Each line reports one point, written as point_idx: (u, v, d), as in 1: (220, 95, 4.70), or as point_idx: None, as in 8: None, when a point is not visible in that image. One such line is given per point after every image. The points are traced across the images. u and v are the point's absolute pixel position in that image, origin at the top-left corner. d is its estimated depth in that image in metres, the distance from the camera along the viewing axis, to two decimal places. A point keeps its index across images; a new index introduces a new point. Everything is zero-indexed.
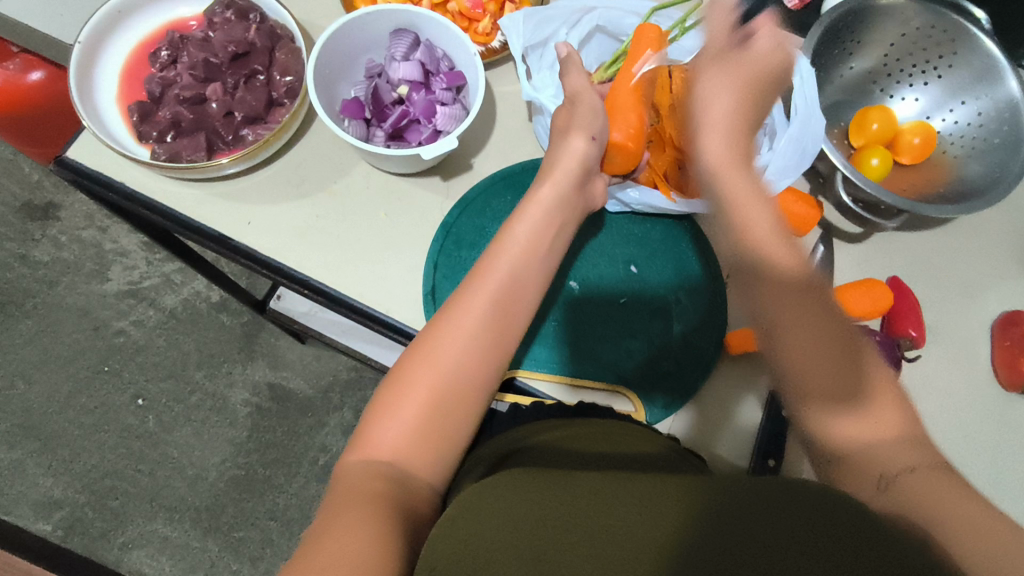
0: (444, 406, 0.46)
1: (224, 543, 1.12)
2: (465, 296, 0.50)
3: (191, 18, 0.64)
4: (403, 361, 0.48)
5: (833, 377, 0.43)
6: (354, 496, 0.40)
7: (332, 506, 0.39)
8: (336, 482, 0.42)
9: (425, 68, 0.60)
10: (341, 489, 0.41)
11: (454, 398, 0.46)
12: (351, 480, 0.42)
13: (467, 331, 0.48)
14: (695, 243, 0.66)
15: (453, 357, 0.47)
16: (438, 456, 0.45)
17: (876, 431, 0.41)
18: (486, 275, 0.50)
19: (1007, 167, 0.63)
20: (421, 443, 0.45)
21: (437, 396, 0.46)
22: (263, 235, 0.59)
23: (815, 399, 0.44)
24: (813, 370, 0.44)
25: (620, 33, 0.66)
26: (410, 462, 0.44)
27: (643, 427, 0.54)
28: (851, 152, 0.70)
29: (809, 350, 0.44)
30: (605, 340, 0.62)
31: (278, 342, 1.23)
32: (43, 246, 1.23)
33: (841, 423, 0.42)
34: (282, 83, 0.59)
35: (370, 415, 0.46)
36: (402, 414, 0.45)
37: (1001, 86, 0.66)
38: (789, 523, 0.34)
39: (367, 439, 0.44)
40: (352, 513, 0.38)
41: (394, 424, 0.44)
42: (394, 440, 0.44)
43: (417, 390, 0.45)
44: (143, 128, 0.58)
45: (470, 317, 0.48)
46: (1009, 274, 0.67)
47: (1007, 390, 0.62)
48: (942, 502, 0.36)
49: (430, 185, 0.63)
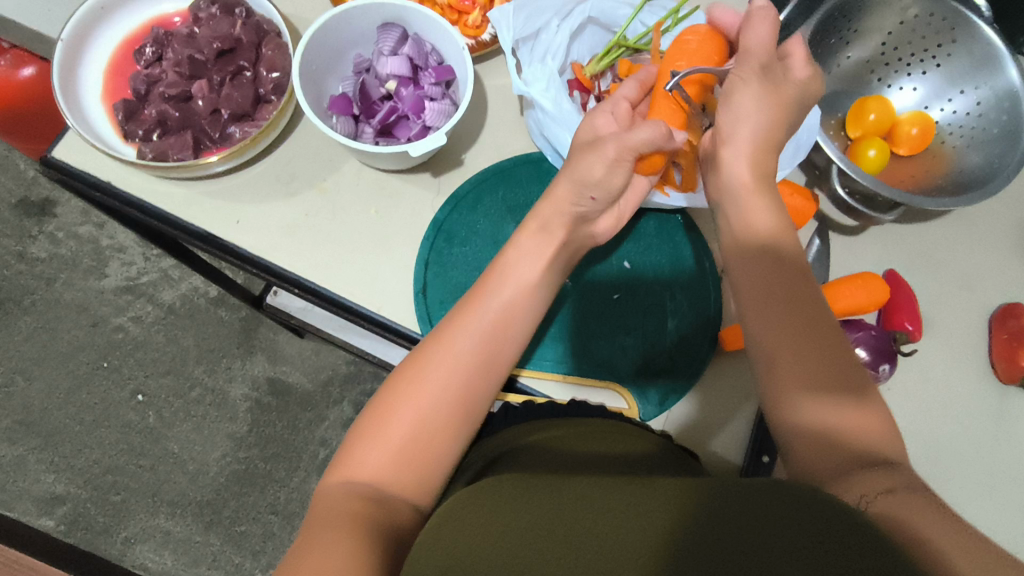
0: (435, 429, 0.45)
1: (226, 537, 1.13)
2: (455, 323, 0.49)
3: (177, 14, 0.63)
4: (393, 382, 0.47)
5: (821, 376, 0.44)
6: (331, 515, 0.40)
7: (311, 525, 0.40)
8: (315, 505, 0.42)
9: (414, 63, 0.59)
10: (320, 510, 0.41)
11: (439, 421, 0.46)
12: (329, 503, 0.41)
13: (460, 362, 0.47)
14: (690, 237, 0.65)
15: (444, 384, 0.46)
16: (424, 479, 0.45)
17: (864, 429, 0.42)
18: (476, 304, 0.50)
19: (1007, 157, 0.62)
20: (403, 467, 0.44)
21: (423, 420, 0.45)
22: (252, 234, 0.59)
23: (802, 395, 0.44)
24: (795, 368, 0.45)
25: (613, 24, 0.66)
26: (391, 484, 0.43)
27: (639, 428, 0.54)
28: (849, 144, 0.69)
29: (804, 386, 0.45)
30: (599, 338, 0.62)
31: (277, 336, 1.22)
32: (40, 242, 1.23)
33: (829, 416, 0.43)
34: (269, 79, 0.58)
35: (355, 436, 0.45)
36: (386, 438, 0.44)
37: (1001, 74, 0.64)
38: (774, 524, 0.32)
39: (351, 461, 0.44)
40: (331, 530, 0.38)
41: (377, 448, 0.44)
42: (379, 463, 0.44)
43: (404, 413, 0.45)
44: (130, 127, 0.58)
45: (457, 347, 0.48)
46: (1009, 265, 0.66)
47: (1006, 382, 0.62)
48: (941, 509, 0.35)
49: (420, 180, 0.62)
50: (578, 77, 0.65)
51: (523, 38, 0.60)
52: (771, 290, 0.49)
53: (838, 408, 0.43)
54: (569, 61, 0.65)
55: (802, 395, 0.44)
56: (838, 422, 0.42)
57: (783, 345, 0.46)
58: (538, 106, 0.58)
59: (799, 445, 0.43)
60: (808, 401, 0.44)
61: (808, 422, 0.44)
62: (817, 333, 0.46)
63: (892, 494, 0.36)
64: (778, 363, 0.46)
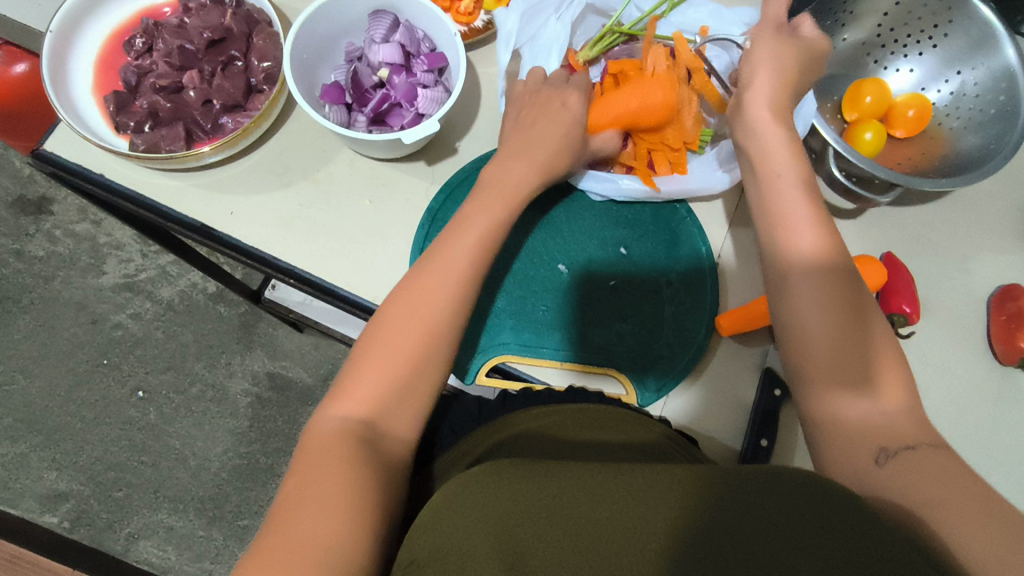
0: (428, 352, 0.46)
1: (229, 531, 1.13)
2: (446, 252, 0.49)
3: (166, 5, 0.62)
4: (389, 308, 0.47)
5: (847, 364, 0.45)
6: (326, 455, 0.40)
7: (308, 459, 0.41)
8: (312, 432, 0.43)
9: (406, 50, 0.58)
10: (317, 445, 0.41)
11: (433, 343, 0.46)
12: (324, 442, 0.41)
13: (453, 286, 0.48)
14: (686, 222, 0.65)
15: (438, 307, 0.47)
16: (415, 408, 0.46)
17: (887, 425, 0.43)
18: (445, 259, 0.49)
19: (1004, 138, 0.62)
20: (401, 402, 0.45)
21: (418, 343, 0.46)
22: (247, 226, 0.59)
23: (827, 386, 0.45)
24: (818, 349, 0.46)
25: (609, 9, 0.65)
26: (388, 416, 0.44)
27: (646, 418, 0.53)
28: (845, 127, 0.69)
29: (831, 376, 0.45)
30: (596, 325, 0.61)
31: (276, 331, 1.22)
32: (38, 240, 1.22)
33: (852, 409, 0.44)
34: (260, 69, 0.58)
35: (352, 366, 0.46)
36: (376, 376, 0.45)
37: (998, 54, 0.64)
38: (779, 523, 0.32)
39: (347, 392, 0.44)
40: (324, 484, 0.39)
41: (369, 385, 0.44)
42: (375, 391, 0.44)
43: (400, 338, 0.46)
44: (121, 119, 0.57)
45: (446, 272, 0.48)
46: (1007, 248, 0.66)
47: (1004, 364, 0.62)
48: (966, 508, 0.37)
49: (415, 170, 0.62)
50: (571, 63, 0.64)
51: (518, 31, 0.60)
52: (812, 279, 0.48)
53: (856, 395, 0.44)
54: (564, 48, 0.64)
55: (830, 389, 0.45)
56: (863, 420, 0.43)
57: (814, 319, 0.47)
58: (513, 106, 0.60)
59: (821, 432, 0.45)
60: (835, 395, 0.45)
61: (828, 414, 0.45)
62: (848, 313, 0.46)
63: (913, 457, 0.41)
64: (808, 341, 0.47)
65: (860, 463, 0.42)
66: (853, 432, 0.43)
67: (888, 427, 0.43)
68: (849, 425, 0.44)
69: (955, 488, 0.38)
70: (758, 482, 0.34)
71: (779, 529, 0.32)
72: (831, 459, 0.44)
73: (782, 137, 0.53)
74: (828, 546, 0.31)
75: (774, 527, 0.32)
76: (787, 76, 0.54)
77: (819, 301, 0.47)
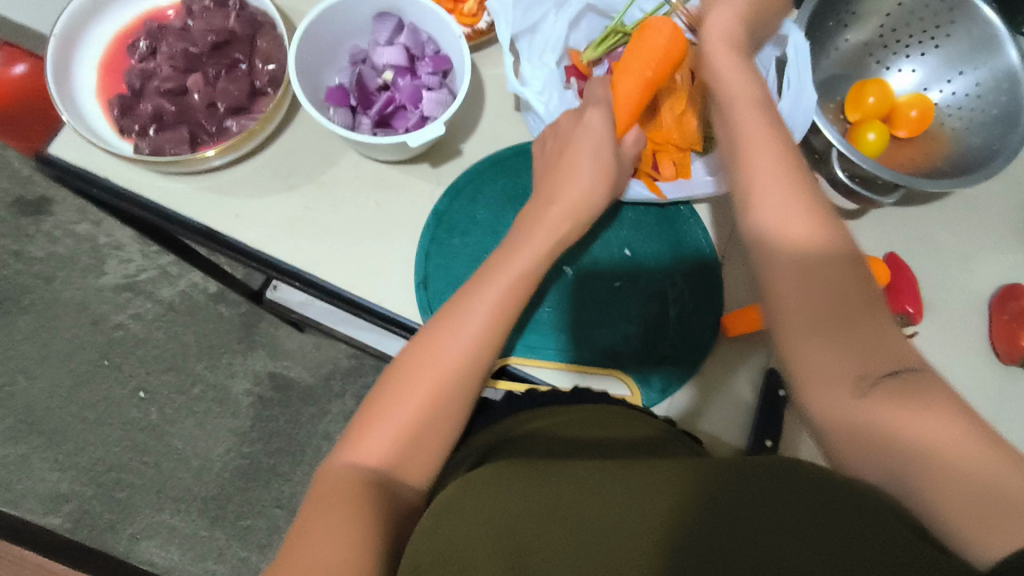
0: (441, 407, 0.46)
1: (231, 531, 1.13)
2: (465, 300, 0.49)
3: (170, 7, 0.62)
4: (404, 358, 0.47)
5: (830, 302, 0.44)
6: (337, 496, 0.41)
7: (317, 503, 0.41)
8: (320, 482, 0.43)
9: (411, 53, 0.59)
10: (326, 491, 0.42)
11: (447, 401, 0.46)
12: (335, 483, 0.42)
13: (469, 339, 0.47)
14: (690, 224, 0.65)
15: (455, 362, 0.47)
16: (424, 459, 0.45)
17: (873, 357, 0.42)
18: (468, 298, 0.49)
19: (1006, 139, 0.62)
20: (415, 454, 0.45)
21: (435, 397, 0.46)
22: (252, 229, 0.59)
23: (806, 330, 0.45)
24: (807, 287, 0.45)
25: (610, 10, 0.65)
26: (400, 466, 0.44)
27: (639, 412, 0.54)
28: (847, 127, 0.69)
29: (814, 322, 0.44)
30: (600, 325, 0.62)
31: (277, 331, 1.22)
32: (38, 241, 1.22)
33: (829, 344, 0.43)
34: (264, 72, 0.58)
35: (365, 416, 0.46)
36: (394, 420, 0.45)
37: (1000, 55, 0.64)
38: (776, 517, 0.33)
39: (358, 441, 0.44)
40: (332, 517, 0.40)
41: (382, 436, 0.44)
42: (386, 445, 0.44)
43: (416, 394, 0.45)
44: (126, 122, 0.57)
45: (463, 324, 0.48)
46: (1007, 247, 0.66)
47: (1006, 364, 0.62)
48: (963, 474, 0.36)
49: (419, 172, 0.62)
50: (575, 64, 0.64)
51: (522, 30, 0.60)
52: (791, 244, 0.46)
53: (841, 348, 0.43)
54: (565, 49, 0.64)
55: (810, 325, 0.44)
56: (835, 352, 0.43)
57: (795, 276, 0.45)
58: (531, 107, 0.58)
59: (803, 364, 0.45)
60: (814, 336, 0.44)
61: (807, 344, 0.44)
62: (832, 283, 0.45)
63: (893, 383, 0.41)
64: (786, 299, 0.46)
65: (841, 393, 0.42)
66: (829, 361, 0.43)
67: (874, 352, 0.43)
68: (826, 358, 0.43)
69: (940, 418, 0.38)
70: (747, 475, 0.35)
71: (775, 526, 0.32)
72: (811, 382, 0.44)
73: (745, 104, 0.51)
74: (825, 542, 0.31)
75: (771, 521, 0.32)
76: (746, 9, 0.54)
77: (801, 267, 0.45)
